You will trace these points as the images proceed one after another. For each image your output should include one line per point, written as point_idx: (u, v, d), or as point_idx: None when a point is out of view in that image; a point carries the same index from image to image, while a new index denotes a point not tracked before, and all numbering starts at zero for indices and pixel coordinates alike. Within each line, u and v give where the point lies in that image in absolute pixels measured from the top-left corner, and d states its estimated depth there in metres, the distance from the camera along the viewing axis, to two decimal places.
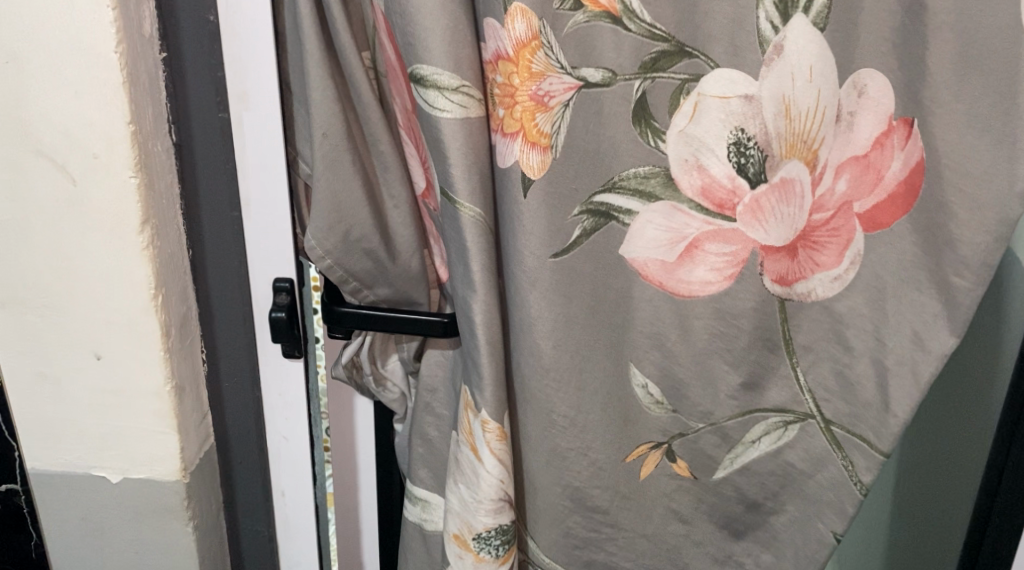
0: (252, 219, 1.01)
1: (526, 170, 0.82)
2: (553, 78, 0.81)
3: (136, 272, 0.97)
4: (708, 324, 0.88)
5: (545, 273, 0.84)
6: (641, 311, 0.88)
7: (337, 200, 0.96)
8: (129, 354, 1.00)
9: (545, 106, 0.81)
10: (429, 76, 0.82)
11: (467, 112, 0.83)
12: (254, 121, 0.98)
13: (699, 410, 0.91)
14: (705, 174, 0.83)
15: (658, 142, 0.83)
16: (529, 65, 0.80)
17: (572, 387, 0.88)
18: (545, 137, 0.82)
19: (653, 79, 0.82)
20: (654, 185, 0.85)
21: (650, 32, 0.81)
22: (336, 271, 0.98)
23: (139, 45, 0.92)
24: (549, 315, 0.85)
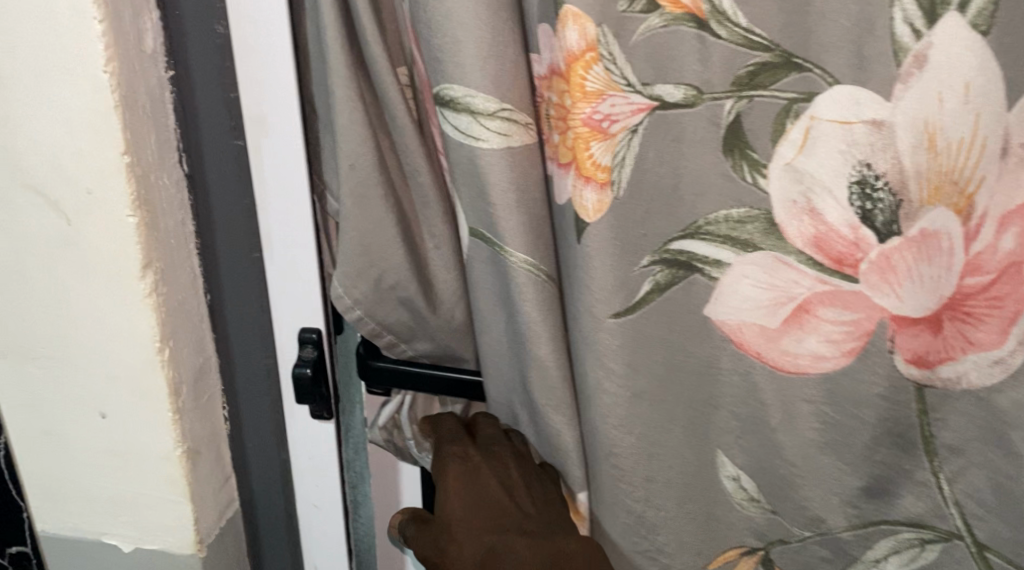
0: (276, 264, 0.85)
1: (578, 211, 0.65)
2: (614, 96, 0.63)
3: (140, 324, 0.80)
4: (818, 409, 0.69)
5: (613, 339, 0.67)
6: (727, 388, 0.70)
7: (366, 241, 0.77)
8: (134, 413, 0.83)
9: (604, 133, 0.63)
10: (461, 98, 0.63)
11: (509, 140, 0.64)
12: (274, 152, 0.81)
13: (805, 514, 0.71)
14: (819, 221, 0.64)
15: (756, 177, 0.65)
16: (582, 82, 0.62)
17: (641, 477, 0.70)
18: (603, 171, 0.64)
19: (750, 98, 0.63)
20: (752, 231, 0.66)
21: (746, 39, 0.62)
22: (369, 321, 0.80)
23: (140, 62, 0.76)
24: (622, 402, 0.68)
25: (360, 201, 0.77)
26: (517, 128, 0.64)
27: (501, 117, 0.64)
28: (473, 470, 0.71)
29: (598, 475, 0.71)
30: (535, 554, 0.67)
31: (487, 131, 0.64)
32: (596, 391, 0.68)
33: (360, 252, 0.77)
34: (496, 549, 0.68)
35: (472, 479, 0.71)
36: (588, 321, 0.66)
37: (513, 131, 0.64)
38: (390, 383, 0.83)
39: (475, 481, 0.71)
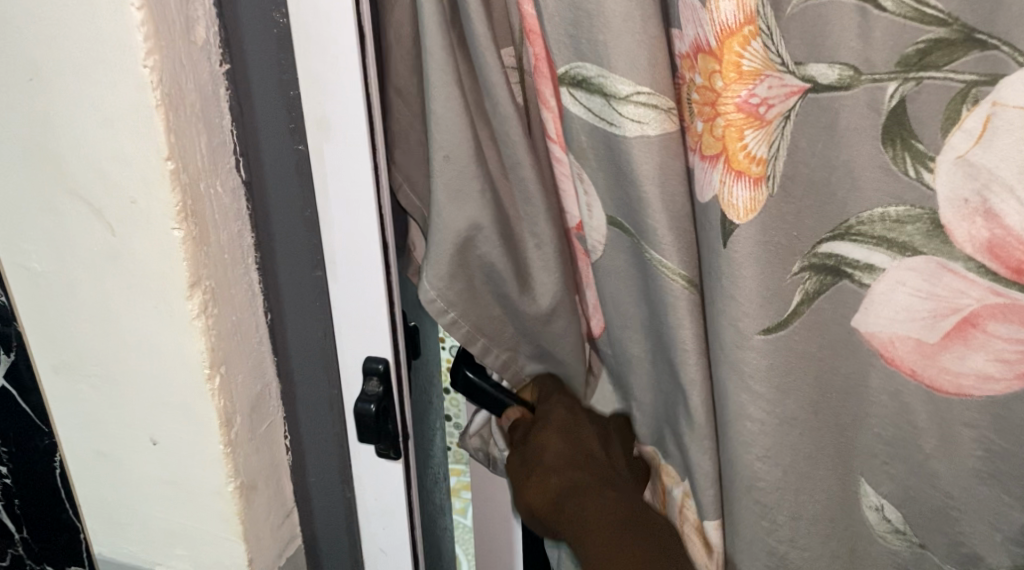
0: (342, 286, 0.66)
1: (725, 209, 0.57)
2: (766, 79, 0.55)
3: (185, 347, 0.62)
4: (981, 435, 0.60)
5: (761, 358, 0.59)
6: (877, 408, 0.62)
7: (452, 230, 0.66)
8: (187, 436, 0.66)
9: (761, 119, 0.56)
10: (592, 78, 0.58)
11: (644, 128, 0.57)
12: (344, 157, 0.61)
13: (962, 551, 0.63)
14: (997, 223, 0.56)
15: (922, 172, 0.56)
16: (738, 60, 0.55)
17: (784, 513, 0.63)
18: (758, 163, 0.56)
19: (919, 80, 0.54)
20: (912, 232, 0.58)
21: (917, 12, 0.53)
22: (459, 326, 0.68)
23: (190, 56, 0.57)
24: (772, 429, 0.61)
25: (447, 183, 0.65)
26: (656, 113, 0.57)
27: (637, 101, 0.57)
28: (575, 419, 0.70)
29: (734, 509, 0.64)
30: (611, 500, 0.66)
31: (623, 116, 0.58)
32: (738, 416, 0.61)
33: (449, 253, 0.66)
34: (577, 491, 0.67)
35: (574, 426, 0.69)
36: (731, 337, 0.59)
37: (649, 119, 0.57)
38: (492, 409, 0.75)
39: (579, 428, 0.69)
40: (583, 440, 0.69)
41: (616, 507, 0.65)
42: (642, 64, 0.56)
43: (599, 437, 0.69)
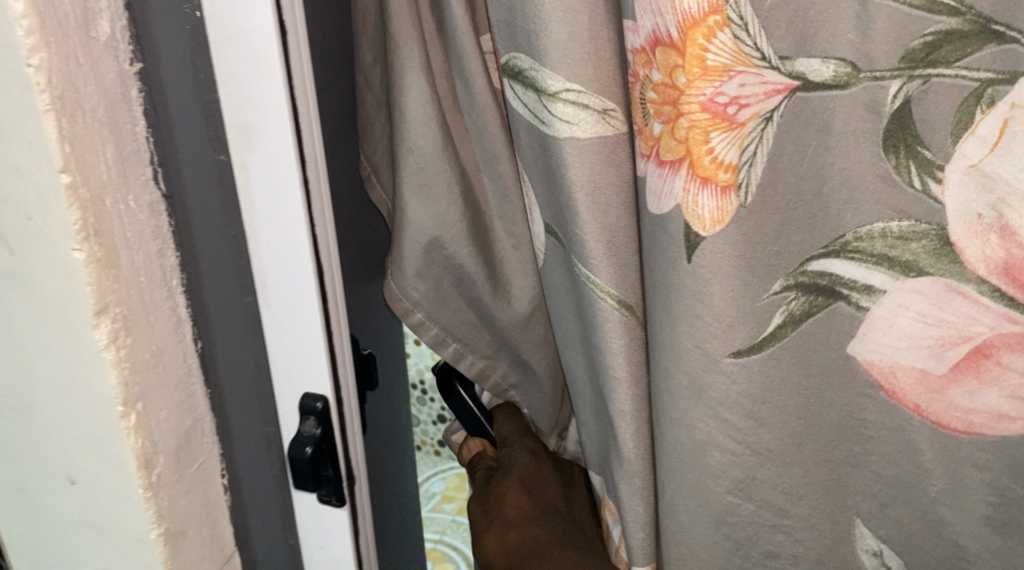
0: (276, 318, 0.52)
1: (691, 221, 0.51)
2: (741, 75, 0.48)
3: (92, 380, 0.47)
4: (992, 478, 0.53)
5: (731, 387, 0.53)
6: (873, 444, 0.55)
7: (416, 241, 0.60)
8: (106, 487, 0.50)
9: (730, 120, 0.49)
10: (525, 70, 0.55)
11: (572, 128, 0.54)
12: (269, 171, 0.49)
13: None
14: (1014, 242, 0.49)
15: (928, 183, 0.49)
16: (702, 54, 0.48)
17: (759, 550, 0.57)
18: (726, 170, 0.50)
19: (926, 78, 0.47)
20: (917, 250, 0.51)
21: None
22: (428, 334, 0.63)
23: (89, 53, 0.43)
24: (745, 461, 0.55)
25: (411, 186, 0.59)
26: (583, 112, 0.55)
27: (564, 98, 0.54)
28: (536, 468, 0.65)
29: (690, 543, 0.58)
30: None
31: (554, 114, 0.55)
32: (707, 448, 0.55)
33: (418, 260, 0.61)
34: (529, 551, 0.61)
35: (536, 474, 0.65)
36: (699, 362, 0.53)
37: (577, 119, 0.54)
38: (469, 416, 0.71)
39: (538, 480, 0.65)
40: (542, 490, 0.64)
41: (551, 528, 0.63)
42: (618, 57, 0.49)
43: (561, 489, 0.65)
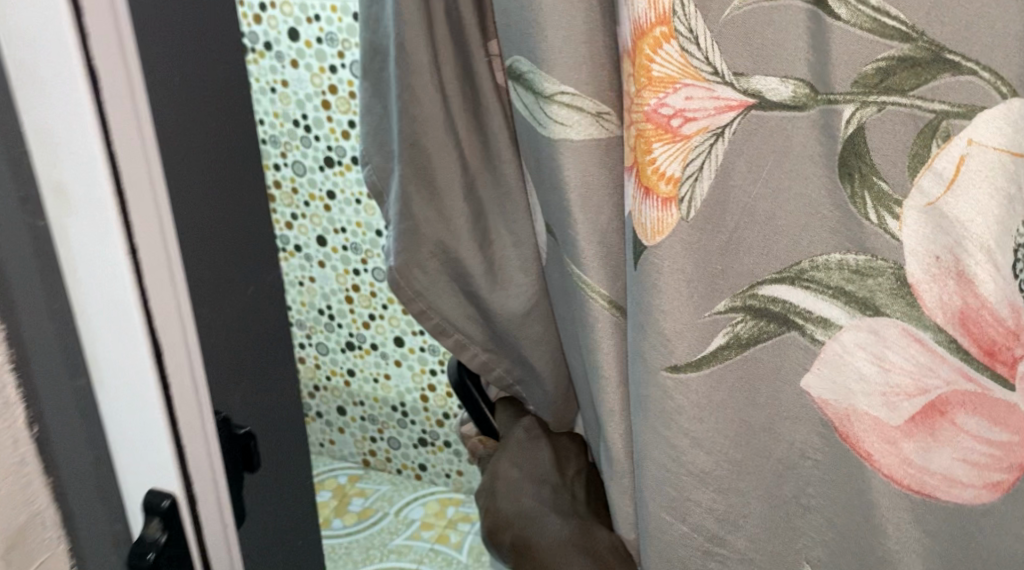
0: (108, 406, 0.44)
1: (636, 229, 0.52)
2: (687, 90, 0.49)
3: None
4: (938, 544, 0.50)
5: (670, 403, 0.53)
6: (817, 487, 0.53)
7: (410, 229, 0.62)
8: None
9: (674, 133, 0.49)
10: (524, 73, 0.55)
11: (564, 131, 0.55)
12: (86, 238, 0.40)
13: None
14: (970, 292, 0.45)
15: (885, 218, 0.47)
16: (648, 65, 0.49)
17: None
18: (668, 182, 0.50)
19: (880, 105, 0.45)
20: (875, 287, 0.48)
21: (876, 22, 0.44)
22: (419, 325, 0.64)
23: None
24: (683, 482, 0.54)
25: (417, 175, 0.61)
26: (577, 115, 0.55)
27: (558, 101, 0.55)
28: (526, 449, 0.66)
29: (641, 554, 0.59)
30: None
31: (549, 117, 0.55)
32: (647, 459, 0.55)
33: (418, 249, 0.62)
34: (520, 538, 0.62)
35: (528, 450, 0.65)
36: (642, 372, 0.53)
37: (570, 121, 0.55)
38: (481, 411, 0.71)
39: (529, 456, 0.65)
40: (531, 463, 0.65)
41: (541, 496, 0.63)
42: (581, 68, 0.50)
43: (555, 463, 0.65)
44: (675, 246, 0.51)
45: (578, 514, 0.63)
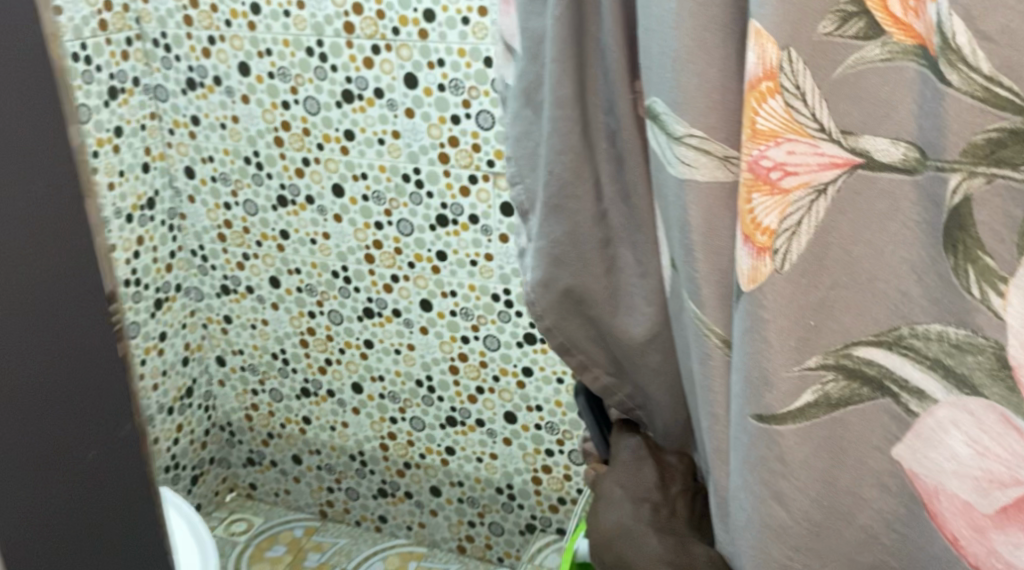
0: None
1: (740, 276, 0.67)
2: (775, 144, 0.64)
3: None
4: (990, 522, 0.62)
5: (774, 402, 0.67)
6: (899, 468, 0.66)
7: (555, 254, 0.83)
8: None
9: (772, 184, 0.65)
10: (660, 115, 0.71)
11: (691, 168, 0.70)
12: None
13: None
14: None
15: (980, 279, 0.60)
16: (755, 116, 0.65)
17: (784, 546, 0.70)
18: (765, 233, 0.65)
19: (993, 173, 0.59)
20: (970, 357, 0.61)
21: (988, 90, 0.57)
22: (554, 338, 0.86)
23: None
24: (781, 479, 0.68)
25: (560, 213, 0.82)
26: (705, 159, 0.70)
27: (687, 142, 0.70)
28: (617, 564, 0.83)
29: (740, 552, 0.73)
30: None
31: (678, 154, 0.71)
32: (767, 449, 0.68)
33: (558, 271, 0.83)
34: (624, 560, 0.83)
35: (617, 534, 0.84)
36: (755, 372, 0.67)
37: (698, 162, 0.70)
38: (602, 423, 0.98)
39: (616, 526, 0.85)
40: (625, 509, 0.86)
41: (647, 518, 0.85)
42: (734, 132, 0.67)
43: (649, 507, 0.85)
44: (772, 288, 0.65)
45: (674, 531, 0.84)
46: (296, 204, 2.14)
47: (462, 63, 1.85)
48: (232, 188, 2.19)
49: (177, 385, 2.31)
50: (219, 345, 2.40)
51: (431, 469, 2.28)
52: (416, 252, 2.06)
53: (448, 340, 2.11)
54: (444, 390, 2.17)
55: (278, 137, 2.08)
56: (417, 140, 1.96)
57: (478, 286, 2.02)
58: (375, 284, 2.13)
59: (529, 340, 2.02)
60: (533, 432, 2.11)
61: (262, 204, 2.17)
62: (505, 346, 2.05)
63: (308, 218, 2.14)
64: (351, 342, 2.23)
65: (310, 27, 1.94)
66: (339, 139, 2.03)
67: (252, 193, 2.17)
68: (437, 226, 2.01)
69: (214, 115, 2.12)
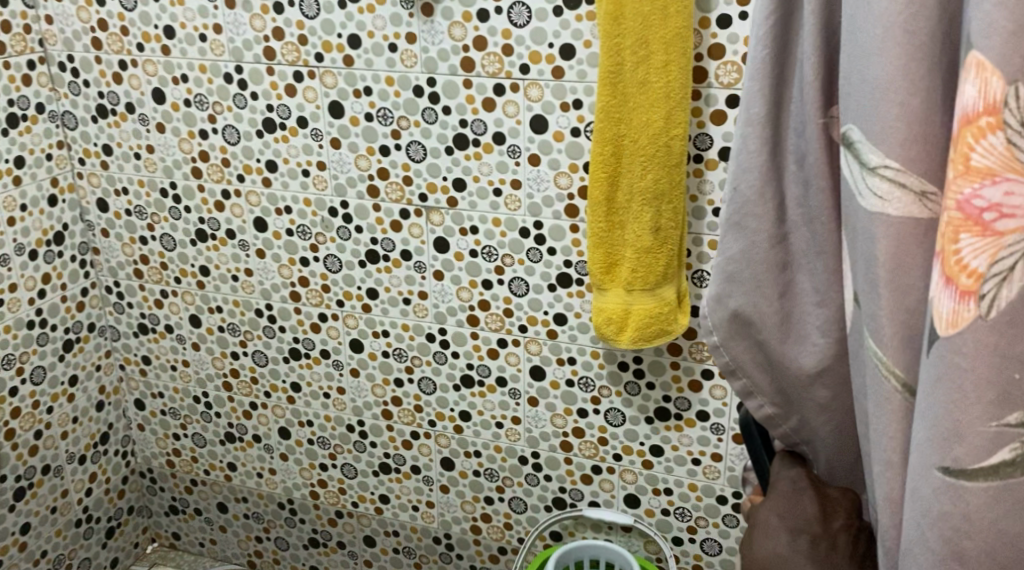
0: None
1: (936, 319, 0.81)
2: (994, 184, 0.76)
3: None
4: None
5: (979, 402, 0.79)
6: None
7: (730, 273, 1.03)
8: None
9: (982, 221, 0.77)
10: (856, 143, 0.88)
11: (884, 200, 0.86)
12: None
13: None
14: None
15: None
16: (971, 149, 0.77)
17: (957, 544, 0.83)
18: (975, 276, 0.78)
19: None
20: None
21: None
22: (721, 356, 1.07)
23: None
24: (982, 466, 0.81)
25: (737, 222, 1.02)
26: (896, 190, 0.85)
27: (883, 171, 0.86)
28: None
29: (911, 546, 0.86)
30: None
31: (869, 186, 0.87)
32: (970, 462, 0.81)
33: (732, 301, 1.04)
34: None
35: None
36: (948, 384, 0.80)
37: (890, 196, 0.85)
38: (762, 452, 1.19)
39: None
40: None
41: None
42: (909, 168, 0.84)
43: None
44: (972, 333, 0.79)
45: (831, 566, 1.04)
46: (217, 239, 2.03)
47: (391, 92, 1.77)
48: (147, 222, 2.07)
49: (88, 432, 2.18)
50: (137, 389, 2.25)
51: (365, 518, 2.17)
52: (345, 290, 1.97)
53: (379, 383, 2.02)
54: (376, 436, 2.07)
55: (196, 169, 1.98)
56: (344, 172, 1.87)
57: (411, 324, 1.94)
58: (301, 324, 2.03)
59: (465, 384, 1.95)
60: (470, 479, 2.03)
61: (180, 238, 2.06)
62: (441, 389, 1.98)
63: (229, 253, 2.03)
64: (277, 385, 2.11)
65: (228, 52, 1.85)
66: (261, 171, 1.93)
67: (169, 227, 2.06)
68: (368, 264, 1.93)
69: (132, 140, 2.00)
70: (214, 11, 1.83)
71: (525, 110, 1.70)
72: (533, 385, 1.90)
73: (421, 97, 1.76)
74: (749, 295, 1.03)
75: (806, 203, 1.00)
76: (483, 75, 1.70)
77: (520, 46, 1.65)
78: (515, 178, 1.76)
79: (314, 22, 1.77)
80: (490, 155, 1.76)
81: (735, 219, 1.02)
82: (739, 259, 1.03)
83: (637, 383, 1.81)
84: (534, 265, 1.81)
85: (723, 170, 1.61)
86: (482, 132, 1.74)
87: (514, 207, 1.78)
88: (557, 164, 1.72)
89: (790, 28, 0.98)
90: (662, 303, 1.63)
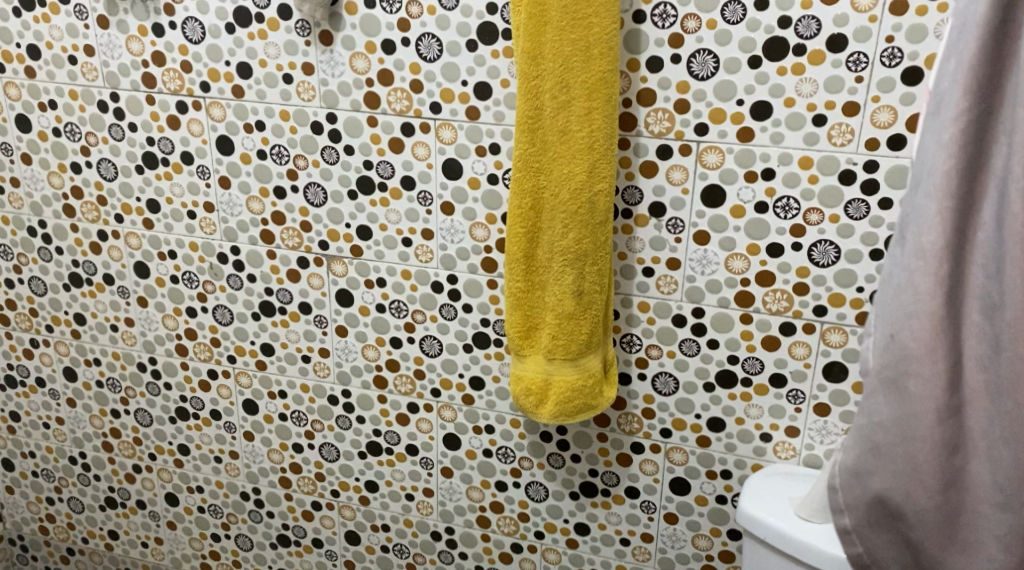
0: None
1: None
2: None
3: None
4: None
5: None
6: None
7: (885, 442, 1.17)
8: None
9: None
10: None
11: None
12: None
13: None
14: None
15: None
16: None
17: None
18: None
19: None
20: None
21: None
22: (857, 543, 1.25)
23: None
24: None
25: (892, 395, 1.15)
26: None
27: None
28: None
29: None
30: None
31: None
32: None
33: (878, 477, 1.19)
34: None
35: None
36: None
37: None
38: None
39: None
40: None
41: None
42: None
43: None
44: None
45: None
46: (93, 284, 1.80)
47: (287, 127, 1.57)
48: (14, 263, 1.83)
49: None
50: (6, 447, 2.01)
51: None
52: (237, 345, 1.75)
53: (276, 448, 1.81)
54: (273, 505, 1.86)
55: (69, 206, 1.75)
56: (235, 215, 1.66)
57: (312, 384, 1.74)
58: (189, 381, 1.81)
59: (372, 451, 1.75)
60: (378, 554, 1.83)
61: (51, 282, 1.82)
62: (345, 456, 1.77)
63: (107, 300, 1.80)
64: (163, 447, 1.89)
65: (103, 77, 1.63)
66: (142, 211, 1.71)
67: (38, 269, 1.82)
68: (262, 316, 1.72)
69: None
70: (85, 30, 1.60)
71: (437, 153, 1.51)
72: (446, 455, 1.70)
73: (320, 134, 1.55)
74: (901, 472, 1.16)
75: (988, 372, 1.10)
76: (389, 113, 1.51)
77: (430, 83, 1.47)
78: (427, 227, 1.56)
79: (199, 47, 1.56)
80: (399, 202, 1.56)
81: (894, 387, 1.15)
82: (894, 432, 1.16)
83: (561, 455, 1.63)
84: (448, 323, 1.62)
85: (655, 228, 1.44)
86: (389, 175, 1.55)
87: (425, 259, 1.59)
88: (472, 214, 1.53)
89: (969, 207, 1.10)
90: (587, 375, 1.43)
